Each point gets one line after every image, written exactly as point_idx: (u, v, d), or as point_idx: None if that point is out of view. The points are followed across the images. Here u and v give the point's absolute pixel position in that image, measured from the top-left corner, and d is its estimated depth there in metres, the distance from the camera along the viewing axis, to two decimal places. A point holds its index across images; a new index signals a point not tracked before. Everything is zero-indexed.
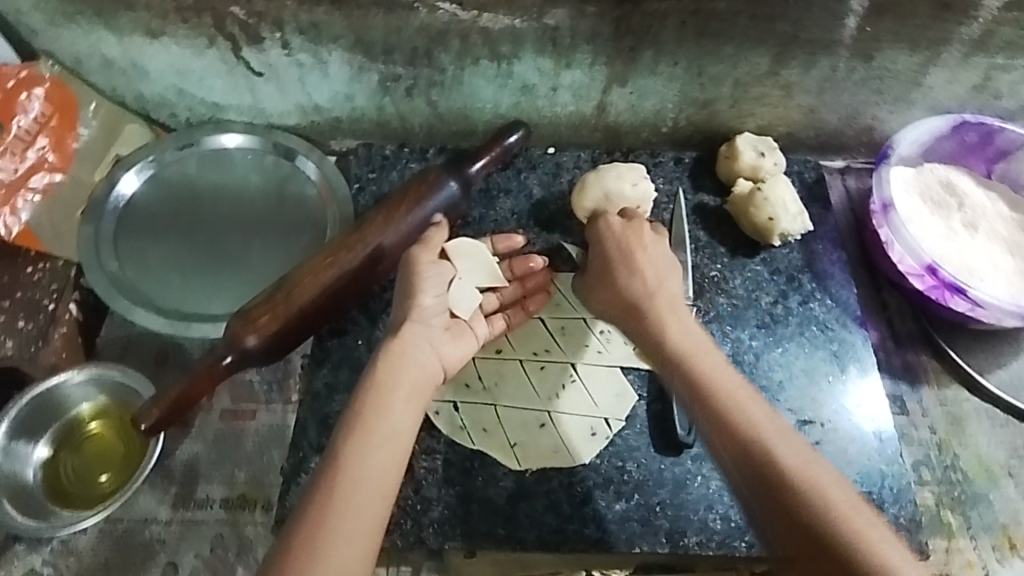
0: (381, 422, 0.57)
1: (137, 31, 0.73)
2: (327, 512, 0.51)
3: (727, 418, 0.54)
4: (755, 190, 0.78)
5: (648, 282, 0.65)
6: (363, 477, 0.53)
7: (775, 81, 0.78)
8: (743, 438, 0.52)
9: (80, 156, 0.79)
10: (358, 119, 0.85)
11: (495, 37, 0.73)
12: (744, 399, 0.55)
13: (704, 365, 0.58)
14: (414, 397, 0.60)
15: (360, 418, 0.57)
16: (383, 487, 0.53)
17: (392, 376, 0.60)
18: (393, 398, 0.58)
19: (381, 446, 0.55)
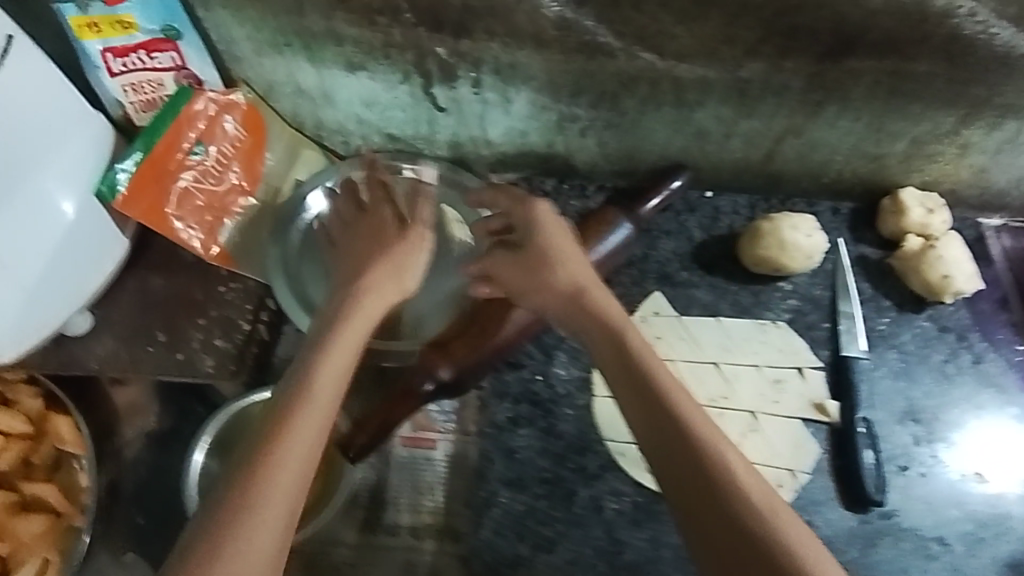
0: (310, 403, 0.53)
1: (339, 63, 0.76)
2: (240, 500, 0.48)
3: (692, 454, 0.52)
4: (929, 247, 0.79)
5: (607, 307, 0.63)
6: (282, 469, 0.49)
7: (954, 140, 0.79)
8: (712, 481, 0.50)
9: (265, 179, 0.82)
10: (524, 154, 0.87)
11: (685, 84, 0.75)
12: (718, 440, 0.53)
13: (678, 395, 0.55)
14: (332, 393, 0.55)
15: (286, 398, 0.54)
16: (293, 481, 0.49)
17: (316, 362, 0.57)
18: (304, 381, 0.55)
19: (306, 435, 0.52)
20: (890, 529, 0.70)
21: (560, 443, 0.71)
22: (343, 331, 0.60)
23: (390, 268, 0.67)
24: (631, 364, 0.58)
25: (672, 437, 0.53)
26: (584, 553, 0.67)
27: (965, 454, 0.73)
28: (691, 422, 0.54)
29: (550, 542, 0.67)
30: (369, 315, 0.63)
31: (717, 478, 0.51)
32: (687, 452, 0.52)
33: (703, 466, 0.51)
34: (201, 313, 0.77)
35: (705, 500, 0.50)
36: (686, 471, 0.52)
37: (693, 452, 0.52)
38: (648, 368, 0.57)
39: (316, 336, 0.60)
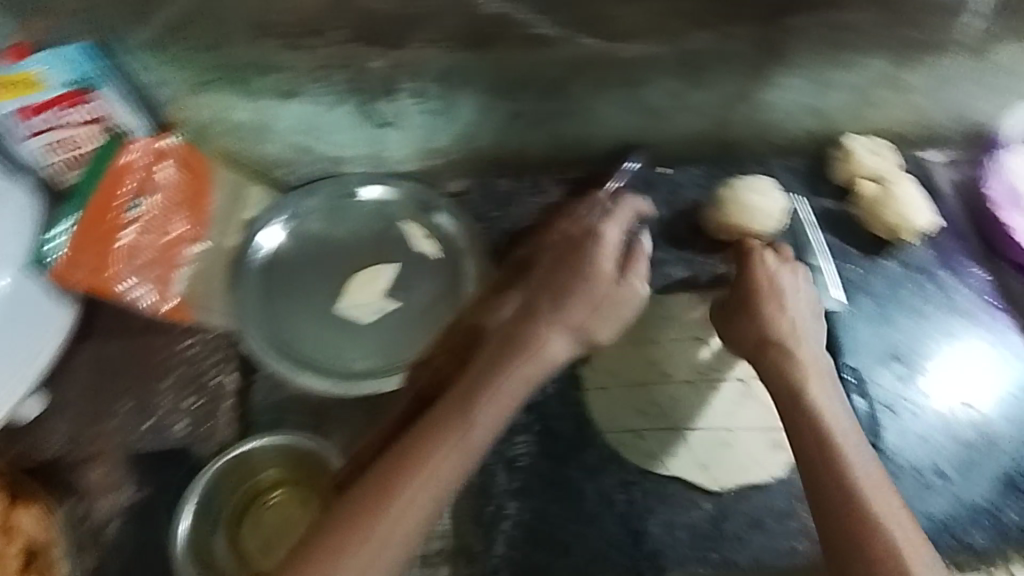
0: (425, 469, 0.57)
1: (273, 91, 0.73)
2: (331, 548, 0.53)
3: (829, 484, 0.55)
4: (885, 191, 0.81)
5: (790, 336, 0.65)
6: (383, 526, 0.54)
7: (894, 82, 0.80)
8: (844, 518, 0.53)
9: (214, 221, 0.79)
10: (476, 156, 0.85)
11: (635, 63, 0.72)
12: (868, 480, 0.55)
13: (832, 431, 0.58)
14: (461, 455, 0.58)
15: (413, 459, 0.57)
16: (387, 546, 0.54)
17: (449, 433, 0.59)
18: (439, 442, 0.58)
19: (407, 508, 0.55)
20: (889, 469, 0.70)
21: (559, 443, 0.69)
22: (500, 394, 0.62)
23: (518, 374, 0.63)
24: (785, 386, 0.62)
25: (818, 470, 0.56)
26: (602, 548, 0.65)
27: (947, 384, 0.75)
28: (839, 460, 0.56)
29: (566, 545, 0.66)
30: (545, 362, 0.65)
31: (856, 517, 0.53)
32: (830, 489, 0.55)
33: (836, 501, 0.54)
34: (167, 372, 0.75)
35: (832, 529, 0.53)
36: (831, 501, 0.54)
37: (835, 489, 0.55)
38: (795, 388, 0.61)
39: (458, 394, 0.62)
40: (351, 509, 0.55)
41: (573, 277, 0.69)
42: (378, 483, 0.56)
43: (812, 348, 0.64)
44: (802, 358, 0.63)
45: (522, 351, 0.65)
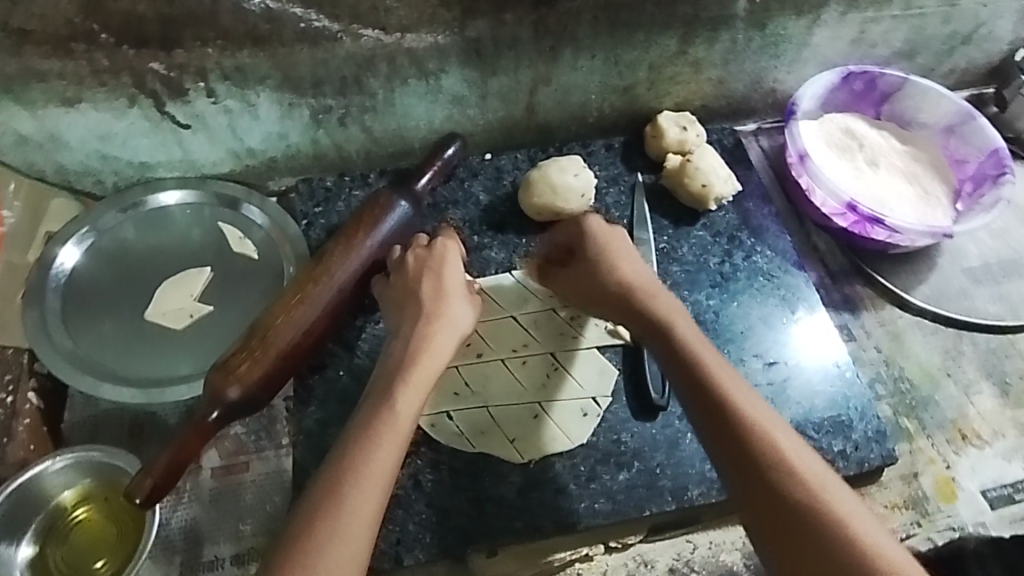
0: (368, 462, 0.57)
1: (53, 101, 0.72)
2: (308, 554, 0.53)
3: (728, 422, 0.59)
4: (687, 162, 0.85)
5: (649, 293, 0.70)
6: (342, 523, 0.54)
7: (685, 59, 0.84)
8: (749, 448, 0.57)
9: (9, 241, 0.75)
10: (294, 156, 0.85)
11: (420, 55, 0.76)
12: (754, 403, 0.60)
13: (714, 366, 0.63)
14: (399, 438, 0.60)
15: (353, 455, 0.58)
16: (361, 538, 0.54)
17: (379, 424, 0.60)
18: (371, 438, 0.59)
19: (367, 490, 0.56)
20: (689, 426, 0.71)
21: None
22: (410, 380, 0.63)
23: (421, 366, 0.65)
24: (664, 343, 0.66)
25: (716, 411, 0.60)
26: (408, 530, 0.66)
27: (743, 342, 0.78)
28: (721, 388, 0.61)
29: None
30: (440, 352, 0.67)
31: (757, 443, 0.57)
32: (729, 435, 0.58)
33: (740, 435, 0.58)
34: None
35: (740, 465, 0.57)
36: (732, 436, 0.58)
37: (734, 424, 0.58)
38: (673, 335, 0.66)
39: (378, 391, 0.63)
40: (307, 512, 0.55)
41: (424, 280, 0.71)
42: (330, 489, 0.56)
43: (671, 302, 0.69)
44: (672, 308, 0.68)
45: (417, 344, 0.66)
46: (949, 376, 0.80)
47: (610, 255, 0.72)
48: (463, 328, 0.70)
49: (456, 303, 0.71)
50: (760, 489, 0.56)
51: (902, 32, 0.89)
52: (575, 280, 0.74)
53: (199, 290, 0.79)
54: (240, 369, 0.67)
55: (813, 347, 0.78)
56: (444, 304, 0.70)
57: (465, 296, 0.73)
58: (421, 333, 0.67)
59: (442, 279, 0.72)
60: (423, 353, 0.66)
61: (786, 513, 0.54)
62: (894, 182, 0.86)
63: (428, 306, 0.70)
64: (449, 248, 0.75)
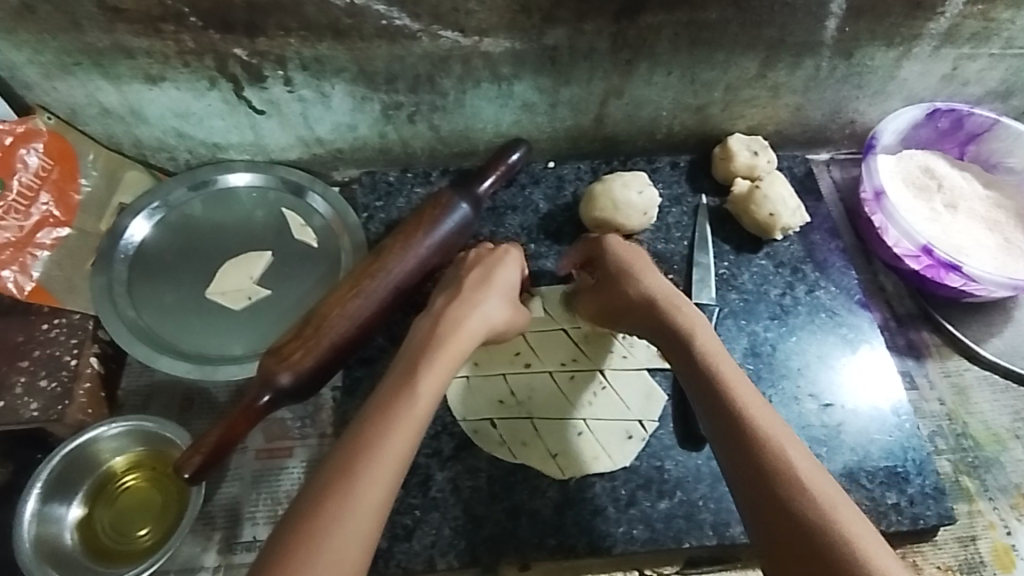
0: (382, 446, 0.54)
1: (137, 77, 0.73)
2: (310, 532, 0.49)
3: (747, 445, 0.54)
4: (754, 188, 0.82)
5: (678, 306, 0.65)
6: (353, 502, 0.51)
7: (764, 83, 0.82)
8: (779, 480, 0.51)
9: (84, 207, 0.78)
10: (360, 148, 0.86)
11: (496, 59, 0.75)
12: (776, 426, 0.55)
13: (737, 386, 0.58)
14: (414, 432, 0.56)
15: (370, 434, 0.54)
16: (368, 521, 0.50)
17: (401, 403, 0.57)
18: (386, 423, 0.55)
19: (375, 475, 0.52)
20: None
21: None
22: (436, 364, 0.60)
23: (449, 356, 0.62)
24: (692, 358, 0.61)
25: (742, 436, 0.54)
26: (443, 534, 0.65)
27: (797, 379, 0.75)
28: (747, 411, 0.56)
29: (408, 530, 0.65)
30: (468, 337, 0.64)
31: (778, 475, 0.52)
32: (759, 460, 0.53)
33: (759, 458, 0.53)
34: (22, 356, 0.70)
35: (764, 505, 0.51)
36: (749, 460, 0.53)
37: (766, 451, 0.53)
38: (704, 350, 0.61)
39: (403, 373, 0.59)
40: (316, 490, 0.51)
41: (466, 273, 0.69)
42: (343, 467, 0.52)
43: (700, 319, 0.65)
44: (697, 321, 0.64)
45: (446, 328, 0.63)
46: (1017, 438, 0.76)
47: (635, 265, 0.69)
48: (495, 322, 0.67)
49: (494, 296, 0.68)
50: (778, 519, 0.50)
51: (998, 71, 0.84)
52: (597, 294, 0.71)
53: (258, 273, 0.80)
54: (295, 358, 0.67)
55: (874, 391, 0.75)
56: (483, 294, 0.67)
57: (507, 291, 0.70)
58: (453, 317, 0.64)
59: (491, 272, 0.70)
60: (450, 340, 0.63)
61: (807, 548, 0.48)
62: (972, 228, 0.82)
63: (466, 293, 0.67)
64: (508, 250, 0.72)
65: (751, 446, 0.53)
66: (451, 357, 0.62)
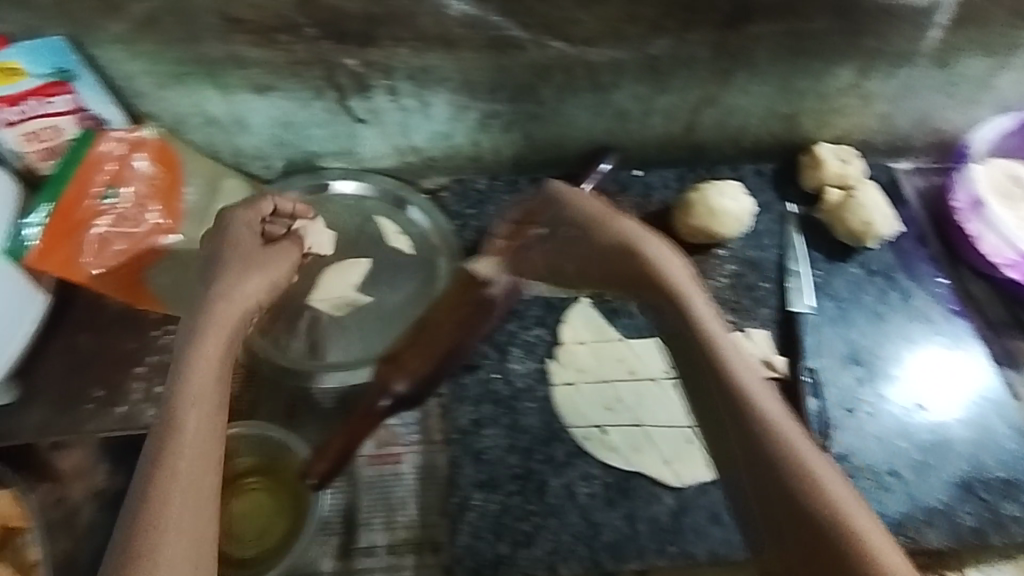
0: (178, 444, 0.48)
1: (246, 87, 0.73)
2: (134, 553, 0.43)
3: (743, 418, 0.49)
4: (848, 197, 0.83)
5: (680, 273, 0.59)
6: (181, 480, 0.47)
7: (858, 91, 0.82)
8: (781, 470, 0.46)
9: (188, 215, 0.79)
10: (452, 156, 0.87)
11: (598, 68, 0.76)
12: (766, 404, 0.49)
13: (728, 362, 0.52)
14: (195, 432, 0.49)
15: (145, 466, 0.48)
16: (195, 513, 0.46)
17: (183, 391, 0.51)
18: (179, 434, 0.49)
19: (188, 472, 0.47)
20: (851, 471, 0.70)
21: (525, 437, 0.71)
22: (208, 331, 0.57)
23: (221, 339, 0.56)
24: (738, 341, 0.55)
25: (733, 415, 0.49)
26: (562, 540, 0.66)
27: (901, 388, 0.76)
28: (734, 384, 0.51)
29: (528, 536, 0.66)
30: (237, 311, 0.59)
31: (778, 473, 0.46)
32: (758, 446, 0.47)
33: (766, 447, 0.47)
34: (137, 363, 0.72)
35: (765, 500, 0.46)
36: (740, 438, 0.48)
37: (764, 439, 0.47)
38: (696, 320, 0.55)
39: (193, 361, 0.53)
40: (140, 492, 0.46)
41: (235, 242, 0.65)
42: (149, 455, 0.48)
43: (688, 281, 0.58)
44: (688, 283, 0.58)
45: (220, 310, 0.58)
46: None
47: (603, 225, 0.64)
48: (274, 281, 0.65)
49: (252, 266, 0.64)
50: (790, 505, 0.45)
51: None
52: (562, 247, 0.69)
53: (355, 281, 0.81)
54: (412, 368, 0.69)
55: (977, 399, 0.76)
56: (260, 260, 0.65)
57: (251, 251, 0.65)
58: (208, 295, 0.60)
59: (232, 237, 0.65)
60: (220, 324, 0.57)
61: (817, 539, 0.44)
62: None
63: (233, 261, 0.63)
64: (259, 206, 0.70)
65: (743, 423, 0.48)
66: (224, 329, 0.57)
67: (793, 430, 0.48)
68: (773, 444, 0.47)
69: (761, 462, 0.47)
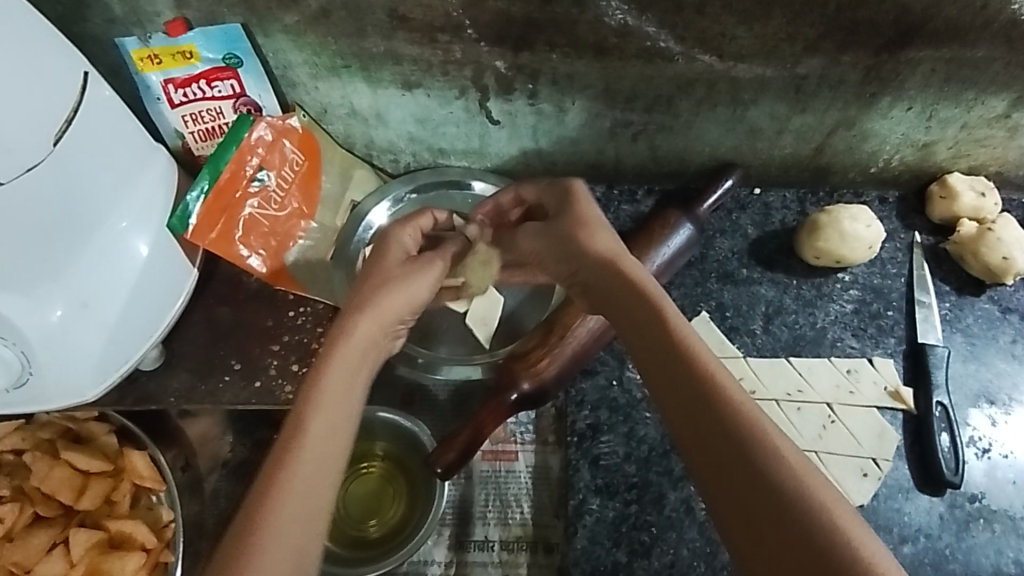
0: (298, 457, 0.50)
1: (395, 82, 0.76)
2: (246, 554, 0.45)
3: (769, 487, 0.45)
4: (986, 229, 0.80)
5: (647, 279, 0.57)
6: (287, 502, 0.48)
7: (1005, 123, 0.80)
8: (764, 495, 0.45)
9: (324, 201, 0.82)
10: (575, 162, 0.88)
11: (741, 84, 0.76)
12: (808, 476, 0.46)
13: (702, 370, 0.50)
14: (319, 454, 0.50)
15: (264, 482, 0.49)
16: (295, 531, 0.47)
17: (306, 408, 0.52)
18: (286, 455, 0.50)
19: (307, 481, 0.49)
20: (983, 514, 0.68)
21: (643, 447, 0.70)
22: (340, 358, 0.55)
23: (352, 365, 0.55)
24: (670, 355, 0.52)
25: (717, 433, 0.48)
26: (681, 554, 0.66)
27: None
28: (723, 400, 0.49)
29: (646, 546, 0.66)
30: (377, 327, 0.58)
31: (768, 492, 0.45)
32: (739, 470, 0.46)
33: (751, 476, 0.46)
34: (274, 339, 0.75)
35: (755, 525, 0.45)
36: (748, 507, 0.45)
37: (742, 455, 0.46)
38: (672, 326, 0.53)
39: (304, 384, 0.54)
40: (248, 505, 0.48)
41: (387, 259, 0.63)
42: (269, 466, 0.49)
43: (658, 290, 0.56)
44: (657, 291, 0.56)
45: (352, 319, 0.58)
46: None
47: (590, 220, 0.61)
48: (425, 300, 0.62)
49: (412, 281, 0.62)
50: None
51: None
52: (541, 243, 0.63)
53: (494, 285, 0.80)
54: (539, 369, 0.69)
55: None
56: (407, 271, 0.62)
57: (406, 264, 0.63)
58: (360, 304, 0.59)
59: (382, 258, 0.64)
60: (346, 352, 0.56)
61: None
62: None
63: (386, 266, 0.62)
64: (416, 225, 0.67)
65: (769, 484, 0.45)
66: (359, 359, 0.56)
67: (798, 457, 0.46)
68: (772, 470, 0.45)
69: (748, 486, 0.46)
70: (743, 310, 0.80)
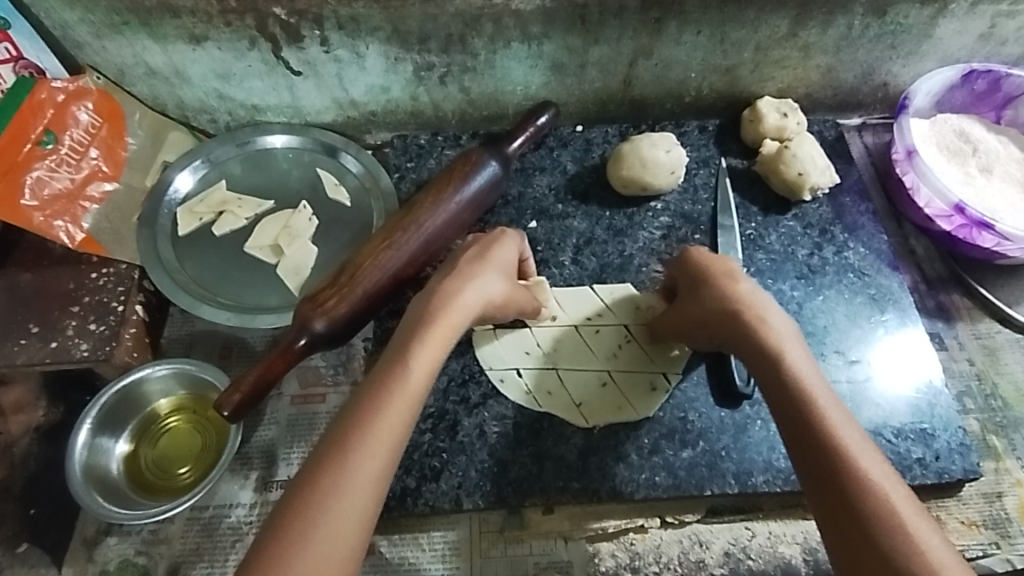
0: (353, 454, 0.50)
1: (182, 37, 0.75)
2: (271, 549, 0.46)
3: (817, 446, 0.51)
4: (783, 148, 0.82)
5: (755, 304, 0.61)
6: (337, 492, 0.48)
7: (794, 42, 0.81)
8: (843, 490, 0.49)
9: (130, 164, 0.82)
10: (392, 111, 0.87)
11: (526, 18, 0.76)
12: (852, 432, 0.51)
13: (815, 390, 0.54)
14: (381, 445, 0.51)
15: (314, 476, 0.49)
16: (364, 497, 0.49)
17: (381, 395, 0.53)
18: (357, 429, 0.51)
19: (358, 472, 0.49)
20: (760, 415, 0.70)
21: (442, 378, 0.73)
22: (422, 346, 0.57)
23: (435, 344, 0.58)
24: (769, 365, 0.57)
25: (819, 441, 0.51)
26: (469, 476, 0.68)
27: (879, 368, 0.74)
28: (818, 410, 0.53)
29: (436, 471, 0.69)
30: (462, 310, 0.61)
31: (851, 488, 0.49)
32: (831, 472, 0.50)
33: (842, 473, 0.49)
34: (74, 302, 0.75)
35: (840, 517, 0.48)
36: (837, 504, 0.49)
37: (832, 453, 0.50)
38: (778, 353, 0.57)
39: (386, 358, 0.56)
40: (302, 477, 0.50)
41: (469, 254, 0.67)
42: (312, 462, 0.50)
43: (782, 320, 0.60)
44: (784, 328, 0.59)
45: (435, 304, 0.60)
46: None
47: (718, 274, 0.64)
48: (490, 296, 0.64)
49: (475, 281, 0.63)
50: (847, 533, 0.48)
51: None
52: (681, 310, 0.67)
53: (310, 233, 0.81)
54: (337, 311, 0.68)
55: (904, 361, 0.75)
56: (469, 271, 0.64)
57: (486, 269, 0.65)
58: (444, 290, 0.61)
59: (485, 251, 0.67)
60: (439, 319, 0.59)
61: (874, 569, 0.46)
62: (1007, 192, 0.81)
63: (457, 271, 0.64)
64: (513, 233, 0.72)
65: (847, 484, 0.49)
66: (439, 341, 0.58)
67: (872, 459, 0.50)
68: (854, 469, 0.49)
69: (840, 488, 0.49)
70: (554, 243, 0.82)
